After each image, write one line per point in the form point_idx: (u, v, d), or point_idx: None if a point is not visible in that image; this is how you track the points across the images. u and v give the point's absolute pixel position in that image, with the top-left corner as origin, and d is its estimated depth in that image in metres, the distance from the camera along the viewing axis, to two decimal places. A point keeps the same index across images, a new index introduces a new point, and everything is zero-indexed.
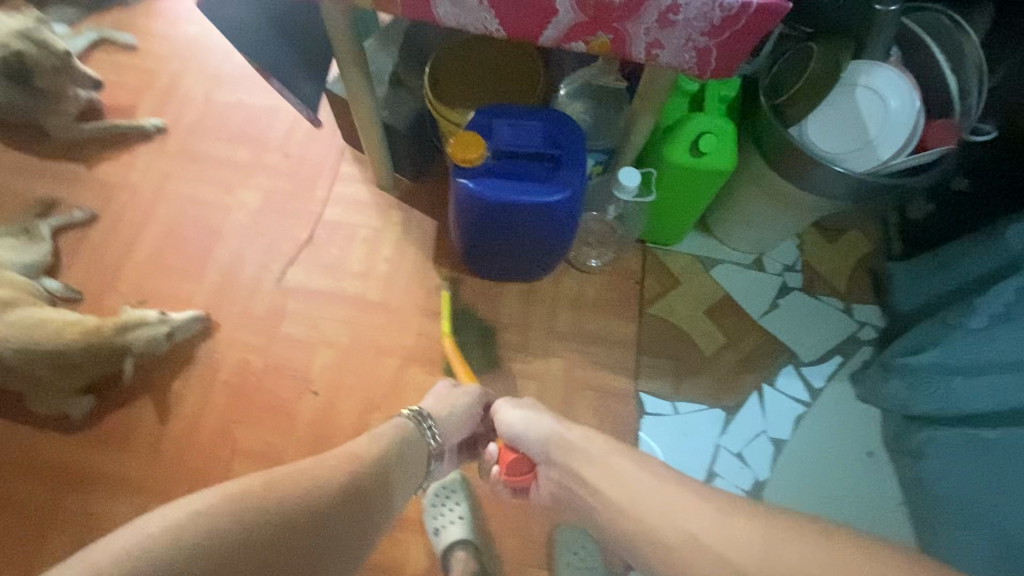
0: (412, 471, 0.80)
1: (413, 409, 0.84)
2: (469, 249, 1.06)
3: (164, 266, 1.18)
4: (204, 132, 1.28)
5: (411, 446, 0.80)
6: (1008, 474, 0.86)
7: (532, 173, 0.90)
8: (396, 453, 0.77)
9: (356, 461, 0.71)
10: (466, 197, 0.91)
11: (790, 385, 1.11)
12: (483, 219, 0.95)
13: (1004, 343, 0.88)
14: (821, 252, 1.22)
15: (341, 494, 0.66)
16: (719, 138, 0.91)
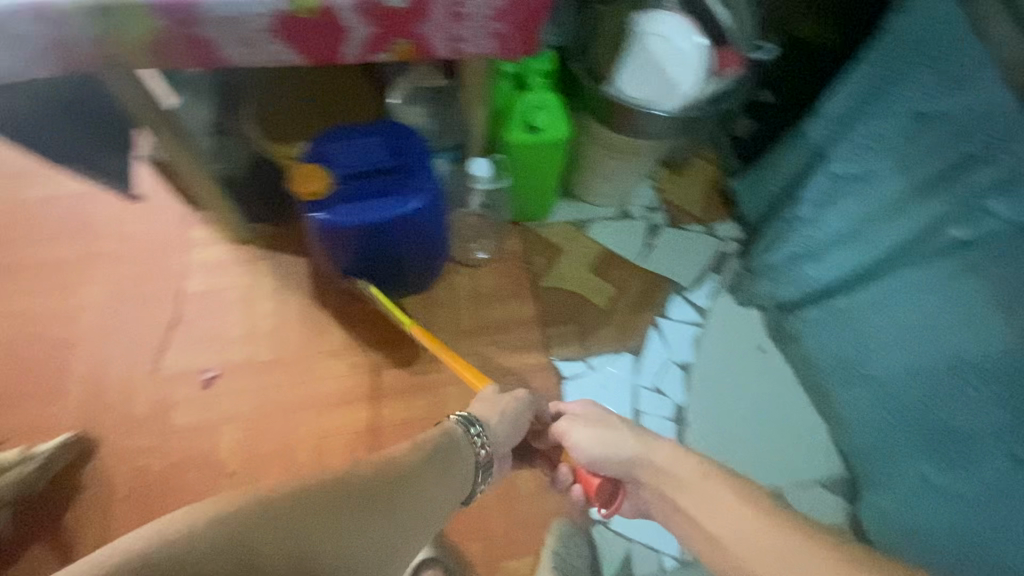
0: (446, 481, 0.74)
1: (460, 414, 0.83)
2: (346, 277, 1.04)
3: (14, 398, 1.04)
4: (17, 238, 1.14)
5: (456, 447, 0.78)
6: (869, 330, 0.97)
7: (382, 187, 0.89)
8: (441, 455, 0.74)
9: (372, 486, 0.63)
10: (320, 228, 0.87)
11: (682, 311, 1.20)
12: (347, 244, 0.93)
13: (832, 221, 1.01)
14: (674, 186, 1.33)
15: (335, 530, 0.57)
16: (549, 111, 0.96)
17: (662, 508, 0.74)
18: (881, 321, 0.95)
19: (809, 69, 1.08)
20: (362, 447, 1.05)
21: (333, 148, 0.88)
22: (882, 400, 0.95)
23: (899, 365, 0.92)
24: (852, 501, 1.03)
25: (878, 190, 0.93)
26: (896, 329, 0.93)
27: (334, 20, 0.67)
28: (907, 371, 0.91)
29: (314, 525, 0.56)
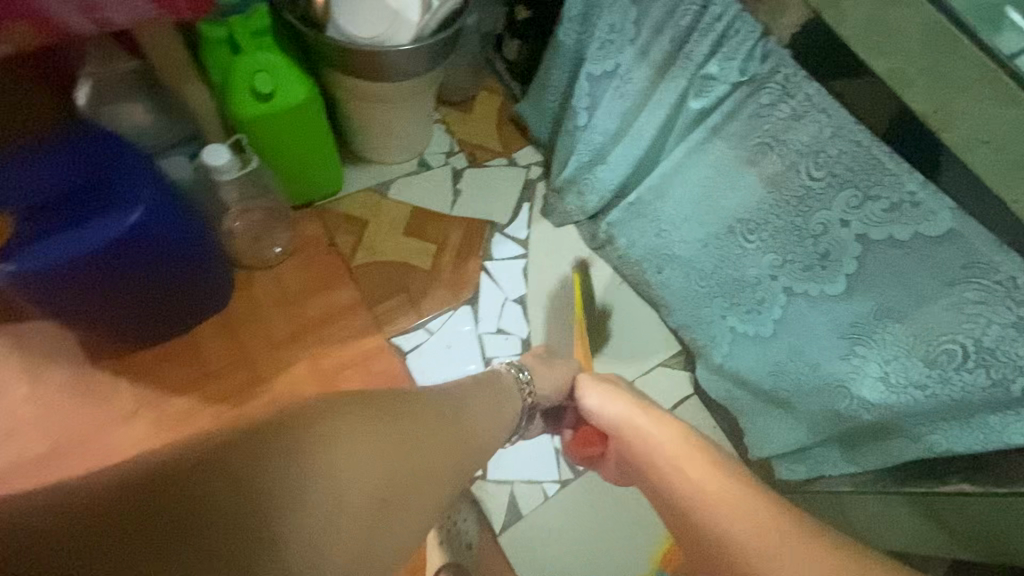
0: (502, 416, 0.71)
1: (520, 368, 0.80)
2: (105, 326, 0.88)
3: None
4: None
5: (508, 392, 0.76)
6: (665, 214, 1.02)
7: (88, 210, 0.74)
8: (499, 392, 0.74)
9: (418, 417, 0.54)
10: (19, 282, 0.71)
11: (506, 248, 1.18)
12: (74, 290, 0.76)
13: (603, 120, 1.02)
14: (466, 124, 1.27)
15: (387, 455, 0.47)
16: (274, 73, 0.85)
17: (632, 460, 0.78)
18: (670, 202, 1.01)
19: None
20: None
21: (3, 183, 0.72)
22: (689, 274, 1.02)
23: (693, 237, 0.99)
24: (693, 371, 1.11)
25: (627, 80, 0.95)
26: (681, 206, 0.99)
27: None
28: (700, 239, 0.98)
29: (364, 456, 0.44)
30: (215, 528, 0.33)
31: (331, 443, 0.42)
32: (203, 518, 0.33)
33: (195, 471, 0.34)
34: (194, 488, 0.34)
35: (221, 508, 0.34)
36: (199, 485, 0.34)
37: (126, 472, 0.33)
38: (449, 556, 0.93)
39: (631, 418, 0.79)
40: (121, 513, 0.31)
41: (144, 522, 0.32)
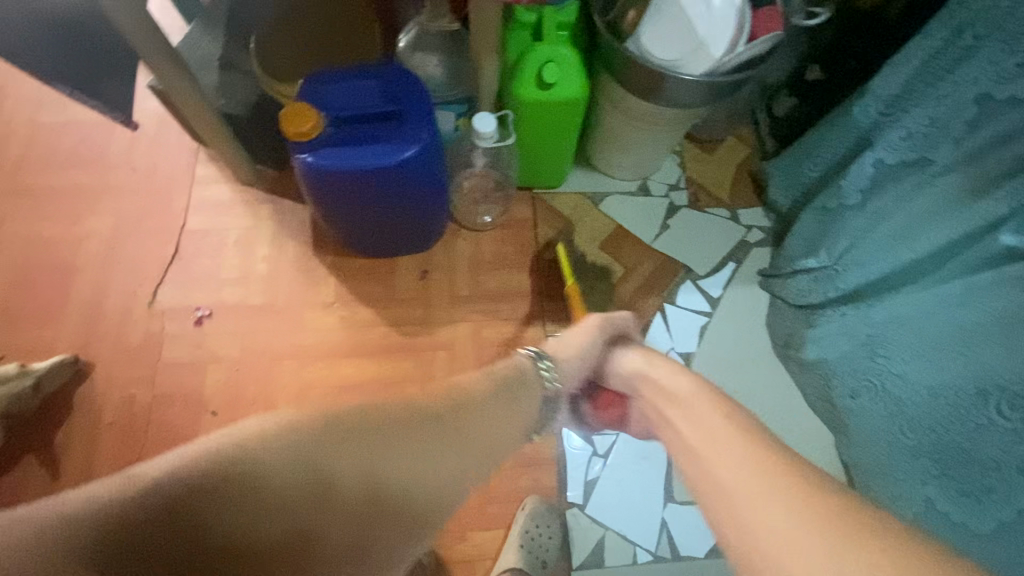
0: (520, 414, 0.66)
1: (531, 348, 0.74)
2: (340, 226, 1.00)
3: (17, 316, 1.05)
4: (39, 164, 1.18)
5: (527, 392, 0.69)
6: (902, 341, 0.88)
7: (377, 133, 0.83)
8: (512, 377, 0.69)
9: (450, 403, 0.57)
10: (308, 170, 0.82)
11: (692, 299, 1.12)
12: (339, 192, 0.87)
13: (883, 209, 0.91)
14: (702, 165, 1.23)
15: (431, 433, 0.52)
16: (562, 66, 0.88)
17: (637, 406, 0.70)
18: (911, 328, 0.87)
19: (865, 41, 1.00)
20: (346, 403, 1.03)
21: (330, 90, 0.83)
22: (894, 415, 0.87)
23: (925, 373, 0.84)
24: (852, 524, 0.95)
25: (934, 181, 0.83)
26: (921, 339, 0.85)
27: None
28: (933, 381, 0.82)
29: (415, 423, 0.51)
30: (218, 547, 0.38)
31: (269, 491, 0.40)
32: (188, 536, 0.36)
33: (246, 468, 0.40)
34: (279, 457, 0.42)
35: (271, 493, 0.41)
36: (249, 483, 0.40)
37: (163, 476, 0.37)
38: (520, 562, 0.90)
39: (641, 369, 0.69)
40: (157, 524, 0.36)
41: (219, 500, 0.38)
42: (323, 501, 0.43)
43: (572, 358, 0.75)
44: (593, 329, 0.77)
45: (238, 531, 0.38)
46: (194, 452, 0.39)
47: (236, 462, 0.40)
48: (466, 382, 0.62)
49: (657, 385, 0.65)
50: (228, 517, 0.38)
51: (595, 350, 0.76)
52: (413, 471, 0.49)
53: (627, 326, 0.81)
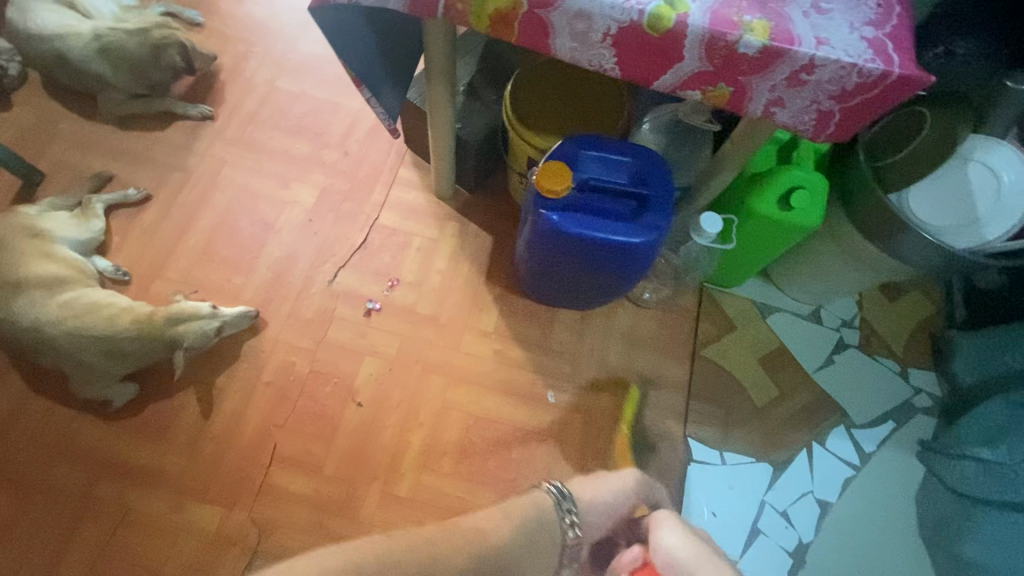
0: (542, 560, 0.69)
1: (555, 486, 0.73)
2: (532, 273, 1.02)
3: (214, 256, 1.13)
4: (262, 121, 1.26)
5: (541, 533, 0.69)
6: None
7: (621, 210, 0.86)
8: (536, 530, 0.69)
9: (473, 542, 0.63)
10: (549, 227, 0.85)
11: (840, 446, 1.08)
12: (561, 250, 0.90)
13: None
14: (881, 310, 1.19)
15: (460, 570, 0.60)
16: (811, 194, 0.88)
17: None
18: None
19: None
20: (479, 435, 1.05)
21: (586, 156, 0.87)
22: None
23: None
24: None
25: None
26: None
27: (591, 19, 0.63)
28: None
29: (435, 565, 0.57)
30: None
31: None
32: None
33: None
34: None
35: None
36: None
37: None
38: None
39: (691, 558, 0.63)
40: None
41: None
42: None
43: (596, 508, 0.73)
44: (620, 485, 0.76)
45: None
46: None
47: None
48: (487, 522, 0.67)
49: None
50: None
51: (624, 503, 0.75)
52: None
53: (643, 480, 0.78)
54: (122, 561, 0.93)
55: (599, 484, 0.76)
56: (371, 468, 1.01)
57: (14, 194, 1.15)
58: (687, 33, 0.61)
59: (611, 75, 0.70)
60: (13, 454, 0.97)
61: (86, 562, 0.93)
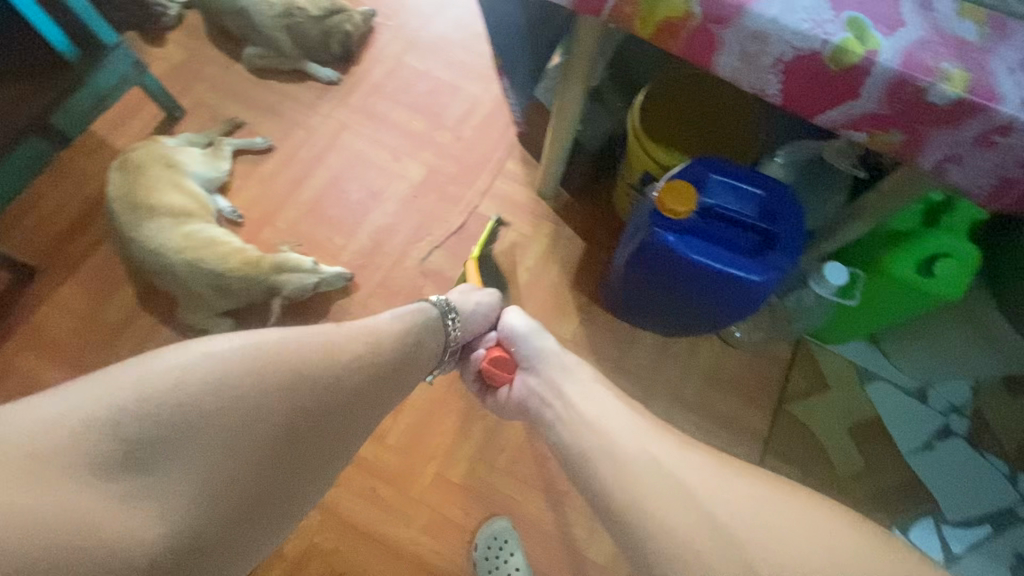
0: (420, 359, 0.77)
1: (440, 298, 0.82)
2: (627, 291, 0.99)
3: (320, 214, 1.18)
4: (385, 92, 1.29)
5: (429, 338, 0.78)
6: None
7: (747, 244, 0.83)
8: (417, 336, 0.76)
9: (364, 339, 0.69)
10: (666, 248, 0.82)
11: (925, 540, 0.98)
12: (671, 274, 0.86)
13: None
14: (1001, 404, 1.06)
15: (344, 371, 0.65)
16: (959, 264, 0.80)
17: (528, 381, 0.78)
18: None
19: None
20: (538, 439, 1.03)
21: (714, 181, 0.83)
22: None
23: None
24: None
25: None
26: None
27: (767, 42, 0.60)
28: None
29: (321, 350, 0.64)
30: (190, 434, 0.54)
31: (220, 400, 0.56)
32: (166, 428, 0.53)
33: (189, 387, 0.55)
34: (193, 394, 0.55)
35: (218, 402, 0.56)
36: (200, 403, 0.55)
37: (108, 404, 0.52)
38: None
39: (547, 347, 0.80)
40: (147, 422, 0.53)
41: (163, 410, 0.54)
42: (274, 413, 0.59)
43: (468, 317, 0.84)
44: (489, 299, 0.88)
45: (210, 441, 0.55)
46: (95, 410, 0.52)
47: (179, 389, 0.54)
48: (382, 327, 0.72)
49: (559, 369, 0.75)
50: (194, 420, 0.55)
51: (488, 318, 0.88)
52: (337, 394, 0.64)
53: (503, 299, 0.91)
54: None
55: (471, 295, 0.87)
56: (428, 449, 1.02)
57: (158, 123, 1.23)
58: (873, 72, 0.57)
59: (770, 100, 0.66)
60: (114, 359, 1.04)
61: None
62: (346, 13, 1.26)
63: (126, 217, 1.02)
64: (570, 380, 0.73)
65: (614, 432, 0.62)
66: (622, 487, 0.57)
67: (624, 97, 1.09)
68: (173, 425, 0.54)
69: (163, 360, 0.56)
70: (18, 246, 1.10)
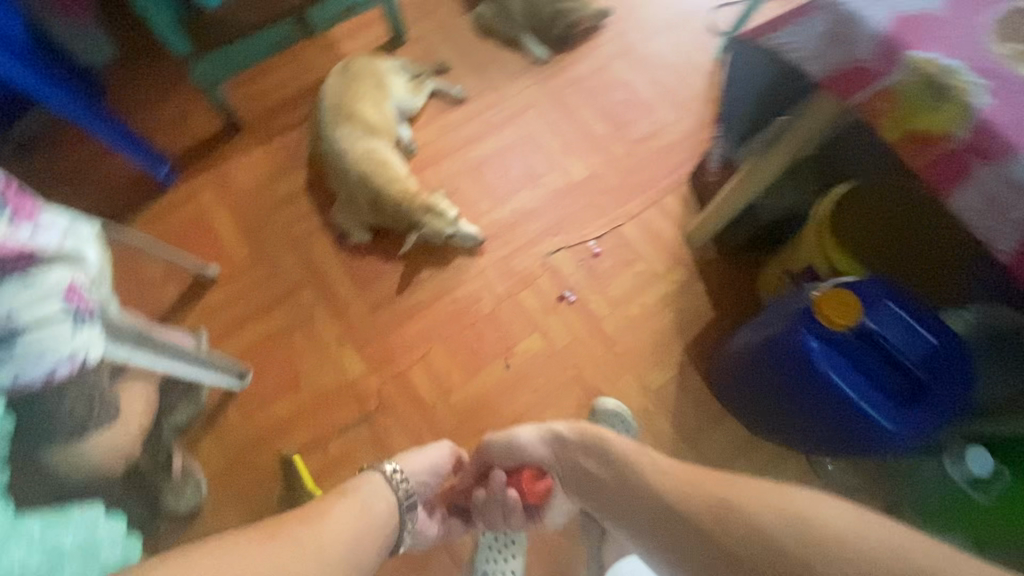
0: (376, 534, 0.66)
1: (388, 464, 0.75)
2: (733, 377, 0.96)
3: (478, 175, 1.24)
4: (582, 87, 1.31)
5: (377, 501, 0.69)
6: None
7: (896, 390, 0.76)
8: (365, 505, 0.67)
9: (318, 528, 0.59)
10: (802, 357, 0.77)
11: None
12: (792, 384, 0.82)
13: None
14: None
15: (319, 553, 0.56)
16: None
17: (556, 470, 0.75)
18: None
19: None
20: None
21: (888, 307, 0.76)
22: None
23: None
24: None
25: None
26: None
27: None
28: None
29: (271, 545, 0.53)
30: None
31: None
32: None
33: None
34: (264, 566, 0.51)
35: None
36: None
37: None
38: None
39: (554, 432, 0.76)
40: None
41: None
42: None
43: (421, 477, 0.80)
44: (426, 455, 0.82)
45: None
46: None
47: None
48: (332, 522, 0.60)
49: (591, 452, 0.70)
50: None
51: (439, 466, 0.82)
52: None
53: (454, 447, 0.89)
54: (280, 354, 1.09)
55: (417, 457, 0.82)
56: (480, 425, 1.04)
57: (381, 43, 1.36)
58: None
59: (994, 257, 0.58)
60: (268, 228, 1.17)
61: (259, 337, 1.10)
62: (581, 5, 1.33)
63: (327, 116, 1.14)
64: (602, 459, 0.69)
65: (633, 463, 0.65)
66: (743, 529, 0.53)
67: (819, 182, 0.98)
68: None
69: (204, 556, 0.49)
70: (237, 103, 1.27)
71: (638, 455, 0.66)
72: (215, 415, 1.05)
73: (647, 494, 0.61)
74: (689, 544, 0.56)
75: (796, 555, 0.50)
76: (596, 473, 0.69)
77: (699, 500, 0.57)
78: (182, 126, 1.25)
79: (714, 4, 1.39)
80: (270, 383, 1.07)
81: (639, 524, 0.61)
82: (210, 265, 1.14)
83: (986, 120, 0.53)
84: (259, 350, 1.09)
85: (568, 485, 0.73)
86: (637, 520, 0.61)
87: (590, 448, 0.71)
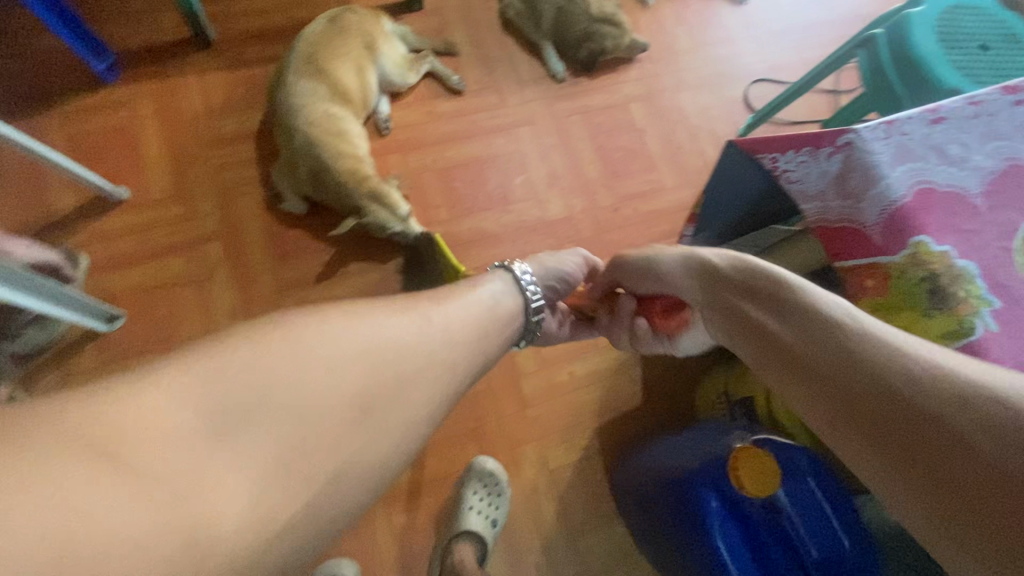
0: (495, 335, 0.53)
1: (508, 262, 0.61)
2: (625, 504, 0.87)
3: (447, 179, 1.11)
4: (591, 119, 1.19)
5: (506, 307, 0.56)
6: None
7: None
8: (487, 309, 0.53)
9: (418, 314, 0.46)
10: (699, 517, 0.69)
11: None
12: (678, 536, 0.72)
13: None
14: None
15: (416, 345, 0.43)
16: None
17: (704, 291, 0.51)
18: None
19: None
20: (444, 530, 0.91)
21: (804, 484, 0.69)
22: None
23: None
24: None
25: None
26: None
27: None
28: None
29: (364, 325, 0.41)
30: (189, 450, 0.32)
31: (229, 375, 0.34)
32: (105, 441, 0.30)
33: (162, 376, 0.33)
34: (252, 406, 0.34)
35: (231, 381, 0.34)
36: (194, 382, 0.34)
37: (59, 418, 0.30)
38: None
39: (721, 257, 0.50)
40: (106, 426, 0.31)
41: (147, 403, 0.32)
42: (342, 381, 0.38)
43: (550, 282, 0.66)
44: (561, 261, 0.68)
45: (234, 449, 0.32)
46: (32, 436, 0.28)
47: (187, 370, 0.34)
48: (440, 309, 0.48)
49: (740, 285, 0.46)
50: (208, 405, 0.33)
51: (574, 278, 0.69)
52: (384, 377, 0.40)
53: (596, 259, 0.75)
54: (164, 306, 0.96)
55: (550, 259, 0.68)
56: None
57: (393, 2, 1.22)
58: None
59: None
60: (199, 163, 1.04)
61: (147, 282, 0.97)
62: (619, 30, 1.18)
63: (296, 63, 1.00)
64: (741, 288, 0.46)
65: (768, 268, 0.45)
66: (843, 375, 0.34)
67: None
68: (246, 428, 0.33)
69: (129, 404, 0.31)
70: (214, 16, 1.13)
71: (792, 279, 0.42)
72: (69, 350, 0.93)
73: (854, 357, 0.33)
74: (898, 453, 0.30)
75: (970, 474, 0.27)
76: (772, 328, 0.41)
77: (900, 372, 0.31)
78: (147, 21, 1.11)
79: (757, 76, 1.27)
80: (141, 335, 0.95)
81: (839, 402, 0.33)
82: (119, 186, 1.01)
83: (981, 348, 0.42)
84: (142, 296, 0.97)
85: (733, 338, 0.48)
86: (803, 386, 0.36)
87: (747, 275, 0.46)
